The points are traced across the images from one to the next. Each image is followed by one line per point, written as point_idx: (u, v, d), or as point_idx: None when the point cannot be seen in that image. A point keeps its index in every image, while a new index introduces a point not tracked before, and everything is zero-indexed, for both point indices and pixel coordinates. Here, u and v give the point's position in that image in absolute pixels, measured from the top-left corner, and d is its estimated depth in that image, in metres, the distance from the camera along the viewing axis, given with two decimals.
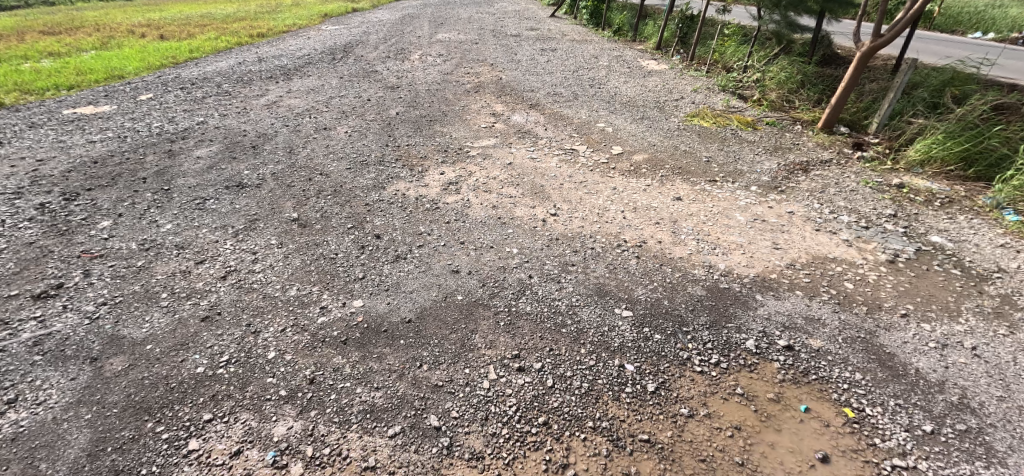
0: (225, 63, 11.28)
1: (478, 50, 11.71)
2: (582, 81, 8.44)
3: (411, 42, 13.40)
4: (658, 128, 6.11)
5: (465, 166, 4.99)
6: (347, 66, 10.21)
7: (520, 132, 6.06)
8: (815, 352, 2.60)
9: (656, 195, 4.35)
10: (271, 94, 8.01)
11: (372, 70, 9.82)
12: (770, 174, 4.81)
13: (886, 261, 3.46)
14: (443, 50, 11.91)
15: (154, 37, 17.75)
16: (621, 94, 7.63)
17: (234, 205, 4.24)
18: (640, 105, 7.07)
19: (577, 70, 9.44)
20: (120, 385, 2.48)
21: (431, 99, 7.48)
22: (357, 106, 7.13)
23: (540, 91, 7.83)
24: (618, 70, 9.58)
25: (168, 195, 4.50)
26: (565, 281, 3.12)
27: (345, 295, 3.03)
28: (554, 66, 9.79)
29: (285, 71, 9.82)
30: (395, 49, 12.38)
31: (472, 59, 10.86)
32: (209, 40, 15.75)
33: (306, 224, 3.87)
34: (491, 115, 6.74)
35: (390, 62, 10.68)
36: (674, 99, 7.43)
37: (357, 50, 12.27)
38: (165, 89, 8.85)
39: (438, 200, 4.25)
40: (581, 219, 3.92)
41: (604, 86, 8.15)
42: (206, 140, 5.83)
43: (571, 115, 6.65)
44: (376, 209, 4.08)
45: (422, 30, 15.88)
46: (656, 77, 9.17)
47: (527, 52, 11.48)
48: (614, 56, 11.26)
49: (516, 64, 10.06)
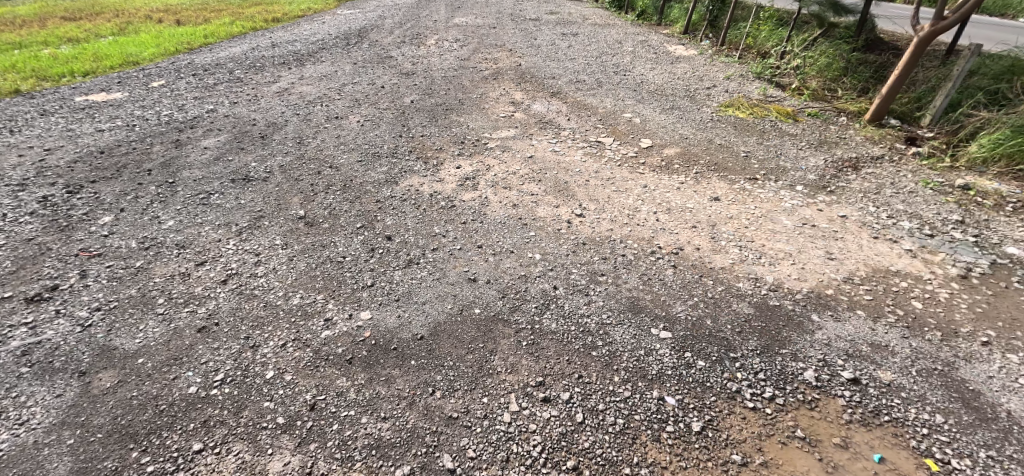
0: (238, 48, 11.09)
1: (495, 35, 11.30)
2: (606, 68, 7.98)
3: (427, 26, 13.02)
4: (690, 118, 5.69)
5: (482, 160, 4.68)
6: (361, 51, 9.91)
7: (541, 122, 5.70)
8: (886, 387, 2.25)
9: (691, 194, 3.98)
10: (283, 80, 7.77)
11: (386, 55, 9.49)
12: (815, 172, 4.40)
13: (957, 277, 3.06)
14: (460, 35, 11.52)
15: (170, 22, 17.66)
16: (648, 82, 7.19)
17: (239, 201, 4.02)
18: (669, 94, 6.63)
19: (600, 55, 8.97)
20: (108, 405, 2.28)
21: (447, 86, 7.15)
22: (370, 93, 6.84)
23: (562, 78, 7.42)
24: (644, 56, 9.07)
25: (172, 188, 4.29)
26: (594, 293, 2.81)
27: (352, 306, 2.77)
28: (575, 52, 9.32)
29: (298, 57, 9.55)
30: (411, 33, 12.03)
31: (490, 44, 10.44)
32: (224, 26, 15.59)
33: (313, 223, 3.61)
34: (510, 103, 6.38)
35: (405, 47, 10.34)
36: (705, 87, 6.97)
37: (373, 35, 11.95)
38: (177, 75, 8.68)
39: (454, 198, 3.96)
40: (610, 221, 3.58)
41: (630, 73, 7.69)
42: (214, 129, 5.63)
43: (595, 105, 6.25)
44: (388, 207, 3.80)
45: (438, 14, 15.45)
46: (684, 63, 8.66)
47: (547, 37, 11.00)
48: (638, 40, 10.71)
49: (536, 50, 9.63)
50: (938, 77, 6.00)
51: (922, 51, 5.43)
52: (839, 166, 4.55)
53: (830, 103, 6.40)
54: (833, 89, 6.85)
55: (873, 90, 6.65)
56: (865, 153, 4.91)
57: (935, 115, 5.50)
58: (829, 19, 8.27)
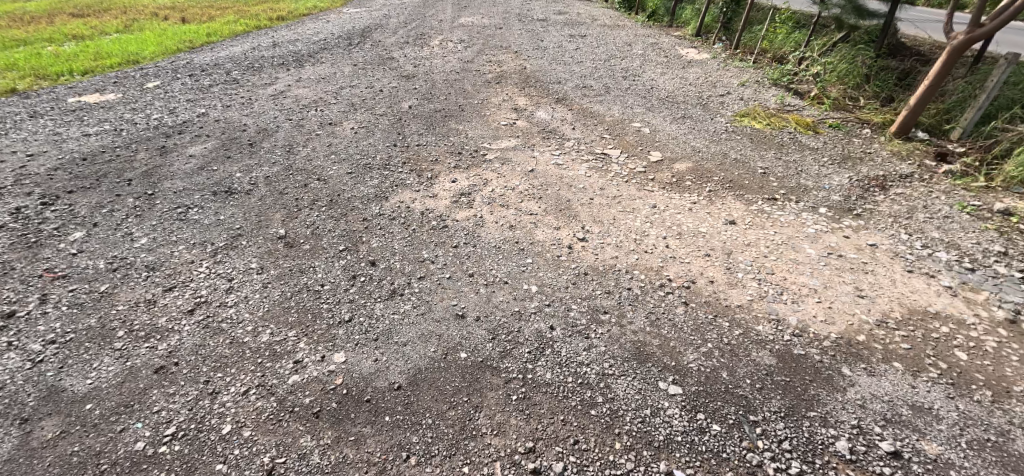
0: (239, 47, 10.89)
1: (501, 36, 10.99)
2: (615, 73, 7.64)
3: (432, 26, 12.75)
4: (702, 129, 5.36)
5: (480, 173, 4.39)
6: (363, 52, 9.67)
7: (545, 131, 5.40)
8: (932, 463, 1.94)
9: (704, 216, 3.66)
10: (280, 83, 7.54)
11: (387, 57, 9.22)
12: (839, 192, 4.07)
13: (1005, 321, 2.72)
14: (465, 35, 11.23)
15: (175, 20, 17.55)
16: (659, 88, 6.86)
17: (218, 217, 3.76)
18: (681, 101, 6.29)
19: (608, 59, 8.64)
20: (44, 462, 2.02)
21: (448, 91, 6.86)
22: (368, 98, 6.57)
23: (568, 83, 7.10)
24: (654, 60, 8.71)
25: (150, 201, 4.06)
26: (595, 336, 2.51)
27: (325, 345, 2.50)
28: (583, 55, 8.99)
29: (298, 58, 9.31)
30: (415, 33, 11.77)
31: (495, 45, 10.13)
32: (228, 24, 15.43)
33: (293, 244, 3.35)
34: (512, 110, 6.08)
35: (408, 48, 10.07)
36: (719, 95, 6.62)
37: (376, 35, 11.70)
38: (174, 75, 8.49)
39: (447, 217, 3.67)
40: (615, 247, 3.28)
41: (639, 79, 7.36)
42: (202, 136, 5.40)
43: (601, 113, 5.93)
44: (375, 227, 3.53)
45: (444, 13, 15.16)
46: (696, 67, 8.30)
47: (553, 38, 10.68)
48: (648, 43, 10.35)
49: (542, 52, 9.31)
50: (972, 85, 5.62)
51: (955, 60, 5.06)
52: (865, 186, 4.21)
53: (852, 113, 6.05)
54: (855, 97, 6.49)
55: (898, 99, 6.29)
56: (893, 171, 4.56)
57: (967, 128, 5.16)
58: (851, 23, 7.88)
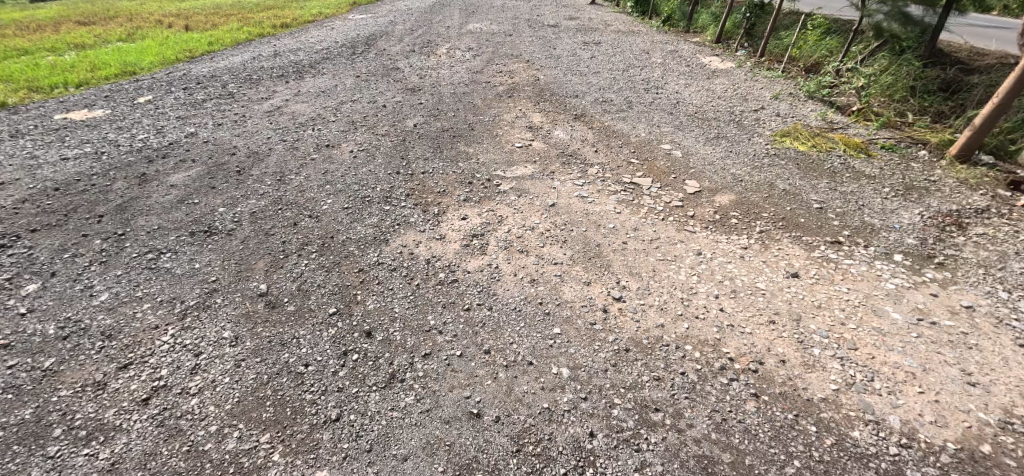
0: (239, 57, 10.48)
1: (511, 44, 10.50)
2: (636, 84, 7.09)
3: (439, 33, 12.30)
4: (740, 152, 4.80)
5: (494, 207, 3.85)
6: (367, 62, 9.20)
7: (564, 154, 4.85)
8: None
9: (760, 266, 3.09)
10: (277, 97, 7.07)
11: (391, 67, 8.74)
12: (913, 234, 3.49)
13: None
14: (474, 43, 10.75)
15: (179, 27, 17.24)
16: (685, 102, 6.30)
17: (193, 266, 3.27)
18: (711, 118, 5.73)
19: (626, 68, 8.10)
20: None
21: (456, 106, 6.34)
22: (369, 114, 6.07)
23: (586, 97, 6.56)
24: (676, 70, 8.14)
25: (119, 244, 3.57)
26: (647, 449, 1.97)
27: (306, 459, 1.98)
28: (599, 64, 8.43)
29: (298, 68, 8.86)
30: (421, 41, 11.31)
31: (505, 53, 9.63)
32: (231, 32, 15.07)
33: (276, 305, 2.84)
34: (526, 128, 5.55)
35: (414, 57, 9.59)
36: (752, 110, 6.05)
37: (381, 43, 11.25)
38: (167, 89, 8.06)
39: (457, 266, 3.14)
40: (659, 310, 2.73)
41: (663, 91, 6.79)
42: (188, 161, 4.93)
43: (625, 131, 5.38)
44: (373, 281, 3.01)
45: (451, 19, 14.71)
46: (722, 78, 7.72)
47: (566, 46, 10.15)
48: (667, 50, 9.79)
49: (555, 61, 8.78)
50: None
51: None
52: (941, 224, 3.63)
53: (904, 131, 5.45)
54: (904, 113, 5.89)
55: (954, 115, 5.67)
56: (967, 204, 3.97)
57: None
58: None
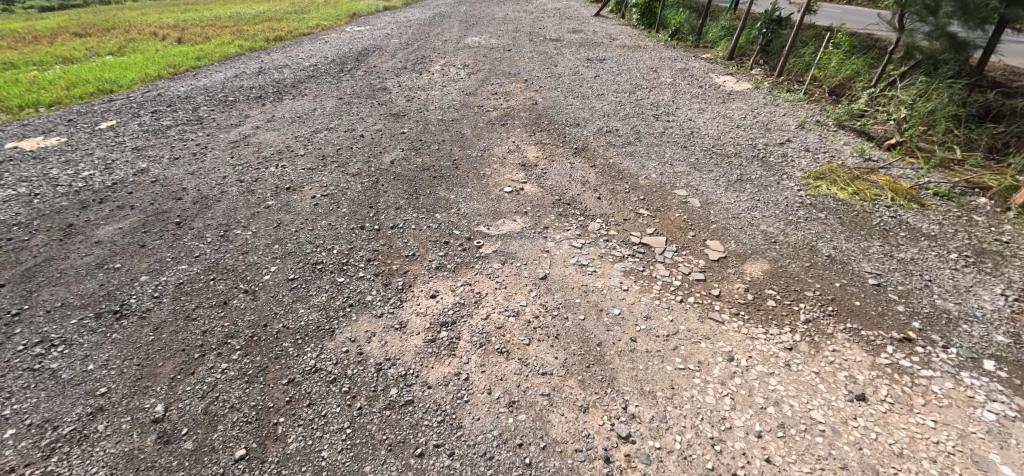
0: (222, 74, 9.89)
1: (510, 60, 9.86)
2: (644, 111, 6.36)
3: (434, 47, 11.72)
4: (770, 201, 4.06)
5: (471, 280, 3.13)
6: (354, 81, 8.58)
7: (561, 202, 4.12)
8: None
9: (812, 383, 2.37)
10: (248, 123, 6.42)
11: (378, 88, 8.07)
12: (1001, 327, 2.74)
13: None
14: (470, 59, 10.12)
15: (171, 40, 16.77)
16: (700, 133, 5.57)
17: (86, 367, 2.59)
18: (732, 154, 5.00)
19: (633, 90, 7.38)
20: None
21: (442, 136, 5.65)
22: (343, 147, 5.39)
23: (588, 125, 5.85)
24: (688, 92, 7.41)
25: (8, 329, 2.90)
26: None
27: None
28: (604, 85, 7.71)
29: (278, 89, 8.23)
30: (415, 56, 10.71)
31: (501, 71, 8.96)
32: (222, 45, 14.54)
33: (171, 441, 2.15)
34: (519, 166, 4.83)
35: (404, 76, 8.94)
36: (777, 144, 5.33)
37: (372, 59, 10.66)
38: (135, 112, 7.44)
39: (416, 377, 2.43)
40: (681, 461, 2.00)
41: (675, 119, 6.06)
42: (126, 207, 4.26)
43: (632, 170, 4.64)
44: (305, 401, 2.31)
45: (450, 32, 14.14)
46: (740, 102, 6.97)
47: (568, 63, 9.46)
48: (677, 69, 9.07)
49: (556, 81, 8.08)
50: None
51: None
52: None
53: (956, 173, 4.73)
54: (953, 149, 5.18)
55: (1013, 152, 4.93)
56: None
57: None
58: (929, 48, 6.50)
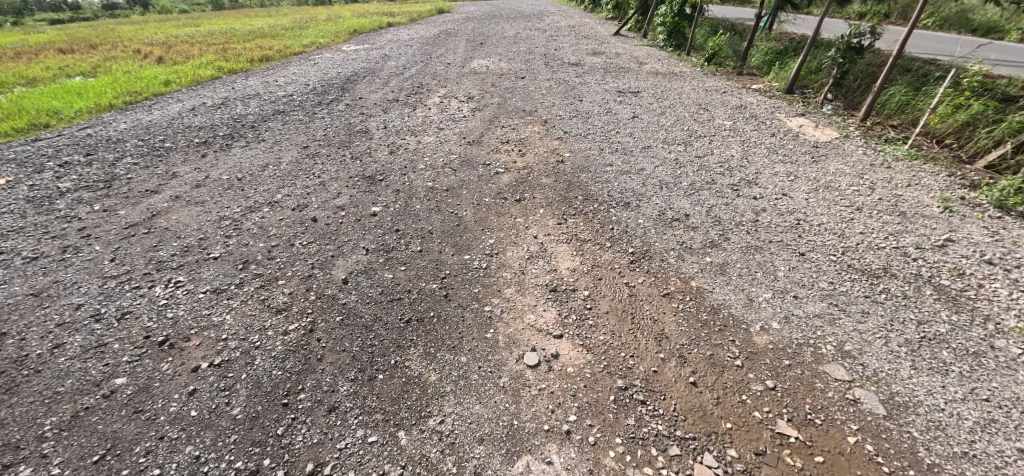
0: (179, 107, 8.29)
1: (523, 91, 8.19)
2: (714, 178, 4.57)
3: (435, 72, 10.10)
4: (1011, 405, 2.25)
5: None
6: (330, 119, 6.92)
7: (630, 394, 2.30)
8: None
9: None
10: (169, 189, 4.71)
11: (357, 131, 6.35)
12: None
13: None
14: (475, 90, 8.45)
15: (149, 60, 15.29)
16: (810, 223, 3.77)
17: None
18: (880, 273, 3.18)
19: (688, 141, 5.61)
20: None
21: (429, 220, 3.86)
22: (280, 242, 3.63)
23: (641, 203, 4.05)
24: (762, 144, 5.61)
25: None
26: None
27: None
28: (648, 131, 5.96)
29: (233, 130, 6.55)
30: (410, 84, 9.07)
31: (513, 107, 7.24)
32: (199, 66, 13.01)
33: None
34: (548, 290, 3.02)
35: (394, 113, 7.25)
36: (935, 249, 3.51)
37: (361, 86, 9.03)
38: (42, 163, 5.77)
39: None
40: None
41: (764, 195, 4.25)
42: None
43: (735, 308, 2.81)
44: None
45: (454, 54, 12.58)
46: (836, 161, 5.17)
47: (596, 96, 7.73)
48: (731, 106, 7.29)
49: (583, 123, 6.33)
50: None
51: None
52: None
53: None
54: None
55: None
56: None
57: None
58: None
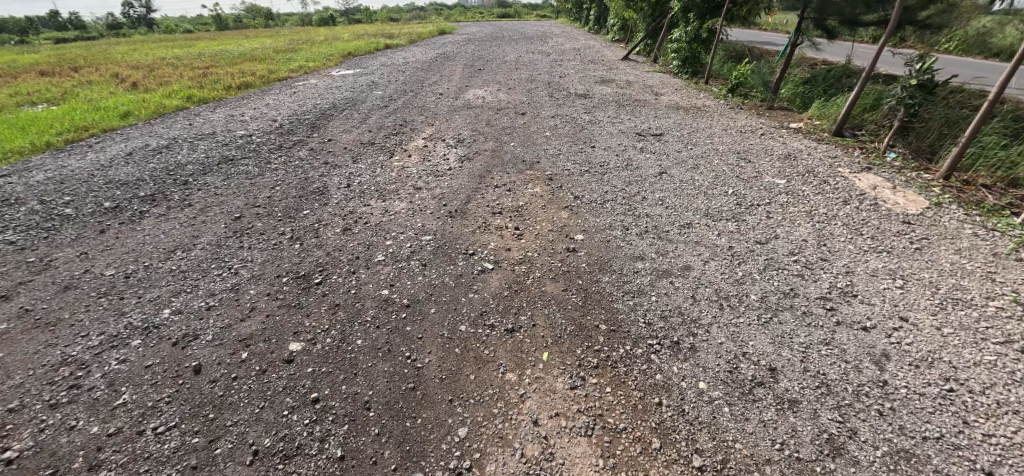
0: (119, 150, 7.04)
1: (523, 132, 6.91)
2: (790, 286, 3.20)
3: (424, 105, 8.88)
4: None
5: None
6: (285, 171, 5.62)
7: None
8: None
9: None
10: (24, 295, 3.38)
11: (311, 190, 5.03)
12: None
13: None
14: (467, 129, 7.18)
15: (121, 86, 14.11)
16: (968, 393, 2.39)
17: None
18: None
19: (737, 214, 4.25)
20: None
21: (369, 375, 2.50)
22: (126, 426, 2.30)
23: (697, 340, 2.66)
24: (835, 219, 4.25)
25: None
26: None
27: None
28: (683, 196, 4.61)
29: (160, 187, 5.25)
30: (392, 120, 7.83)
31: (510, 155, 5.93)
32: (169, 94, 11.81)
33: None
34: None
35: (365, 162, 5.95)
36: None
37: (335, 123, 7.78)
38: None
39: None
40: None
41: (874, 323, 2.88)
42: None
43: None
44: None
45: (449, 82, 11.39)
46: (945, 250, 3.80)
47: (610, 140, 6.42)
48: (776, 155, 5.95)
49: (598, 181, 4.98)
50: None
51: None
52: None
53: None
54: None
55: None
56: None
57: None
58: None
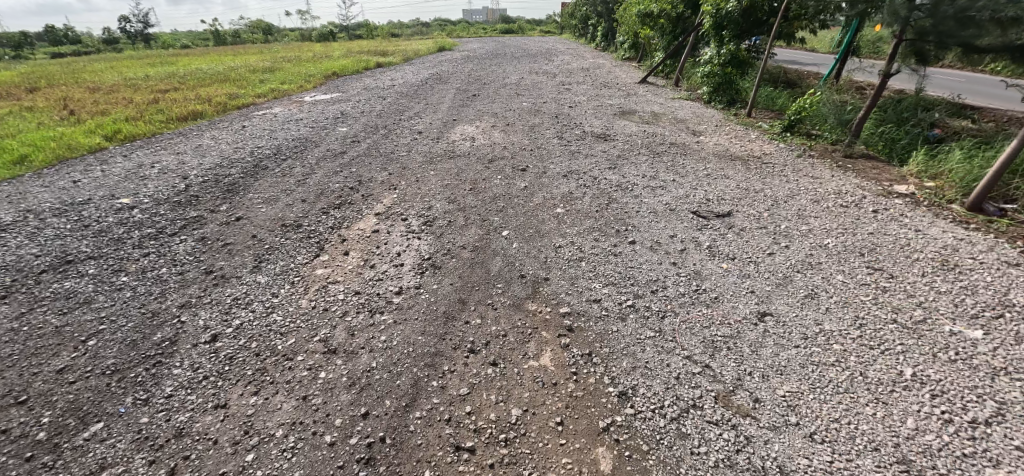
0: None
1: (523, 206, 4.73)
2: None
3: (394, 152, 6.75)
4: None
5: None
6: (133, 293, 3.45)
7: None
8: None
9: None
10: None
11: (143, 352, 2.83)
12: None
13: None
14: (442, 199, 5.00)
15: (54, 115, 12.03)
16: None
17: None
18: None
19: (965, 467, 2.04)
20: None
21: None
22: None
23: None
24: None
25: None
26: None
27: None
28: (829, 394, 2.39)
29: None
30: (343, 179, 5.68)
31: (501, 258, 3.73)
32: (95, 129, 9.73)
33: None
34: None
35: (273, 267, 3.76)
36: None
37: (263, 183, 5.64)
38: None
39: None
40: None
41: None
42: None
43: None
44: None
45: (434, 114, 9.27)
46: None
47: (655, 225, 4.22)
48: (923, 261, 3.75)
49: (658, 340, 2.76)
50: None
51: None
52: None
53: None
54: None
55: None
56: None
57: None
58: None
